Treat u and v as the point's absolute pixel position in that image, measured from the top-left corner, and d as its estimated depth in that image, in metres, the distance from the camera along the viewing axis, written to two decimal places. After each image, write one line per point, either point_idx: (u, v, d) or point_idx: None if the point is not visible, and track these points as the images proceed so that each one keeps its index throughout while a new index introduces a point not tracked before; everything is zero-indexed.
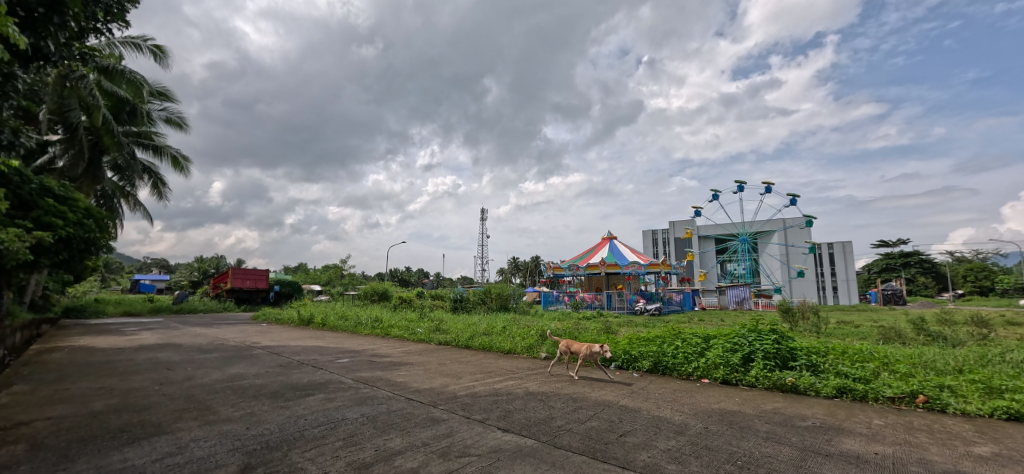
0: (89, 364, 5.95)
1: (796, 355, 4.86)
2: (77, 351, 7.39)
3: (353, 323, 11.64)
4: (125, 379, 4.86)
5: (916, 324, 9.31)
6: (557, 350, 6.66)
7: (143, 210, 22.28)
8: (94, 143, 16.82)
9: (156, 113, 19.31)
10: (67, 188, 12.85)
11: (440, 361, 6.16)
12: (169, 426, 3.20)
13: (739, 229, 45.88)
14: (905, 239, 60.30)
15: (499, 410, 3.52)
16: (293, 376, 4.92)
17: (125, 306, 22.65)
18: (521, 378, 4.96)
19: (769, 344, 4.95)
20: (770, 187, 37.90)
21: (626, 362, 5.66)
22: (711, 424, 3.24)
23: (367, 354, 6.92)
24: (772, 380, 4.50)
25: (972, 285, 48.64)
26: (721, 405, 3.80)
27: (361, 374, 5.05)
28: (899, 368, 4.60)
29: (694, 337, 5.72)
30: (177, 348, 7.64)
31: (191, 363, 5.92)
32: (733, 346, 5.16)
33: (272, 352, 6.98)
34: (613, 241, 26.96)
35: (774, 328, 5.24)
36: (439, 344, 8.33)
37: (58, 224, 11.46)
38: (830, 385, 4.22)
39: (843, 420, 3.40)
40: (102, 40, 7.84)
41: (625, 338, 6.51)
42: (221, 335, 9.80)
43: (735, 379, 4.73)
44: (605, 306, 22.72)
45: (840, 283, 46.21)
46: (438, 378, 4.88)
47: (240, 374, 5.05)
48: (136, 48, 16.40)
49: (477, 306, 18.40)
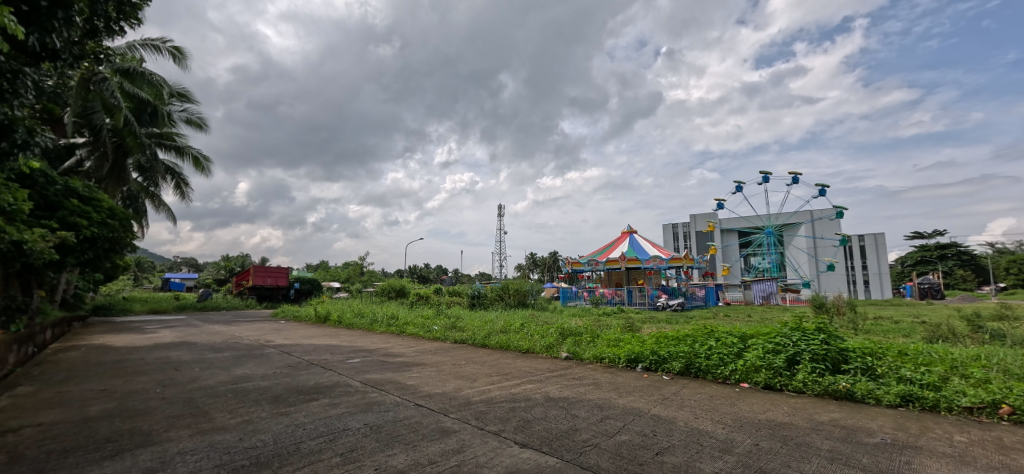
0: (98, 364, 5.85)
1: (848, 357, 4.34)
2: (94, 350, 7.37)
3: (368, 320, 11.47)
4: (130, 381, 4.71)
5: (969, 320, 8.62)
6: (578, 350, 6.25)
7: (167, 210, 22.83)
8: (118, 145, 17.19)
9: (177, 114, 19.64)
10: (92, 189, 13.16)
11: (455, 362, 5.85)
12: (157, 436, 2.98)
13: (764, 222, 44.34)
14: (942, 230, 57.51)
15: (517, 421, 3.15)
16: (300, 378, 4.68)
17: (151, 304, 23.20)
18: (540, 381, 4.58)
19: (817, 345, 4.45)
20: (797, 177, 36.51)
21: (654, 363, 5.20)
22: (761, 440, 2.79)
23: (379, 353, 6.67)
24: (823, 385, 4.00)
25: (1016, 279, 46.07)
26: (769, 416, 3.34)
27: (370, 376, 4.76)
28: (973, 373, 4.02)
29: (729, 337, 5.26)
30: (191, 346, 7.54)
31: (199, 363, 5.74)
32: (775, 347, 4.68)
33: (284, 351, 6.77)
34: (632, 236, 26.29)
35: (821, 327, 4.73)
36: (455, 342, 8.04)
37: (83, 224, 11.74)
38: (893, 392, 3.70)
39: (918, 437, 2.91)
40: (115, 39, 7.82)
41: (652, 337, 6.08)
42: (235, 334, 9.67)
43: (780, 384, 4.22)
44: (626, 302, 22.14)
45: (871, 277, 44.41)
46: (451, 381, 4.55)
47: (246, 376, 4.83)
48: (156, 50, 16.66)
49: (495, 303, 18.11)
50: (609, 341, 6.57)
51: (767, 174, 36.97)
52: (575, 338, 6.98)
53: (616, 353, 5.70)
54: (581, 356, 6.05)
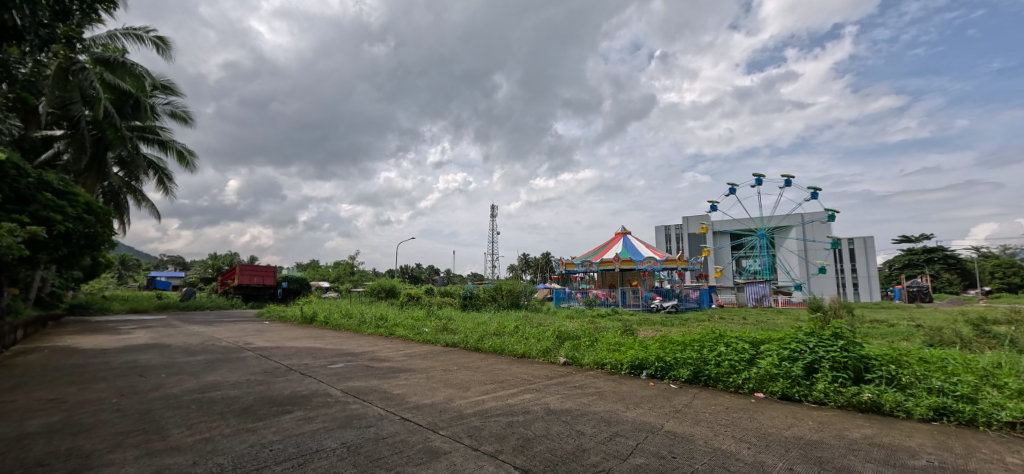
0: (57, 368, 5.37)
1: (871, 365, 4.03)
2: (57, 352, 6.84)
3: (357, 321, 11.04)
4: (86, 388, 4.26)
5: (973, 324, 8.42)
6: (578, 355, 5.90)
7: (150, 206, 22.11)
8: (98, 138, 16.55)
9: (161, 106, 19.00)
10: (67, 182, 12.64)
11: (446, 367, 5.45)
12: (98, 458, 2.56)
13: (757, 224, 44.35)
14: (929, 235, 58.25)
15: (516, 439, 2.78)
16: (276, 386, 4.26)
17: (132, 304, 22.40)
18: (538, 390, 4.22)
19: (836, 351, 4.13)
20: (790, 181, 36.49)
21: (659, 371, 4.86)
22: (796, 464, 2.45)
23: (365, 357, 6.23)
24: (846, 397, 3.69)
25: (1000, 282, 47.32)
26: (795, 432, 3.00)
27: (352, 385, 4.34)
28: (1007, 383, 3.72)
29: (739, 342, 4.93)
30: (164, 349, 7.07)
31: (168, 367, 5.29)
32: (791, 353, 4.35)
33: (262, 355, 6.34)
34: (627, 236, 26.09)
35: (839, 331, 4.40)
36: (446, 345, 7.64)
37: (57, 219, 11.15)
38: (925, 405, 3.41)
39: (968, 459, 2.60)
40: (89, 22, 7.43)
41: (656, 342, 5.73)
42: (216, 335, 9.17)
43: (798, 394, 3.92)
44: (620, 303, 21.89)
45: (861, 279, 44.79)
46: (442, 390, 4.16)
47: (216, 383, 4.40)
48: (139, 40, 16.07)
49: (488, 304, 17.76)
50: (609, 344, 6.22)
51: (761, 177, 36.96)
52: (574, 342, 6.61)
53: (618, 358, 5.34)
54: (580, 362, 5.70)
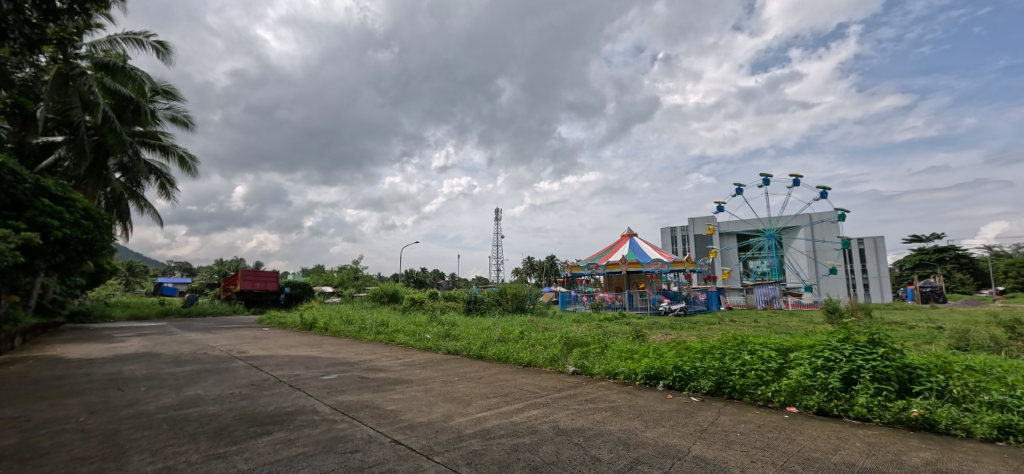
0: (35, 381, 5.06)
1: (916, 375, 3.62)
2: (40, 363, 6.54)
3: (357, 327, 10.71)
4: (57, 404, 3.94)
5: (1004, 325, 7.95)
6: (587, 363, 5.51)
7: (151, 212, 21.94)
8: (100, 144, 16.47)
9: (162, 111, 18.87)
10: (65, 187, 12.42)
11: (445, 378, 5.08)
12: None
13: (765, 225, 43.65)
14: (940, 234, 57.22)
15: (521, 468, 2.40)
16: (260, 401, 3.92)
17: (132, 310, 22.19)
18: (546, 405, 3.83)
19: (875, 358, 3.71)
20: (799, 180, 35.78)
21: (678, 381, 4.47)
22: None
23: (360, 367, 5.88)
24: (894, 412, 3.29)
25: (1016, 282, 46.16)
26: (844, 458, 2.60)
27: (343, 399, 3.99)
28: None
29: (765, 349, 4.51)
30: (153, 358, 6.76)
31: (150, 380, 4.97)
32: (826, 362, 3.93)
33: (253, 364, 6.02)
34: (632, 238, 25.66)
35: (878, 336, 3.97)
36: (448, 353, 7.26)
37: (54, 226, 10.93)
38: (987, 422, 3.00)
39: None
40: (81, 20, 7.15)
41: (672, 349, 5.32)
42: (210, 343, 8.85)
43: (836, 409, 3.53)
44: (627, 306, 21.38)
45: (872, 280, 43.86)
46: (440, 405, 3.79)
47: (196, 398, 4.06)
48: (139, 44, 15.97)
49: (492, 308, 17.40)
50: (620, 351, 5.82)
51: (768, 177, 36.31)
52: (583, 349, 6.19)
53: (632, 368, 4.95)
54: (590, 371, 5.31)
